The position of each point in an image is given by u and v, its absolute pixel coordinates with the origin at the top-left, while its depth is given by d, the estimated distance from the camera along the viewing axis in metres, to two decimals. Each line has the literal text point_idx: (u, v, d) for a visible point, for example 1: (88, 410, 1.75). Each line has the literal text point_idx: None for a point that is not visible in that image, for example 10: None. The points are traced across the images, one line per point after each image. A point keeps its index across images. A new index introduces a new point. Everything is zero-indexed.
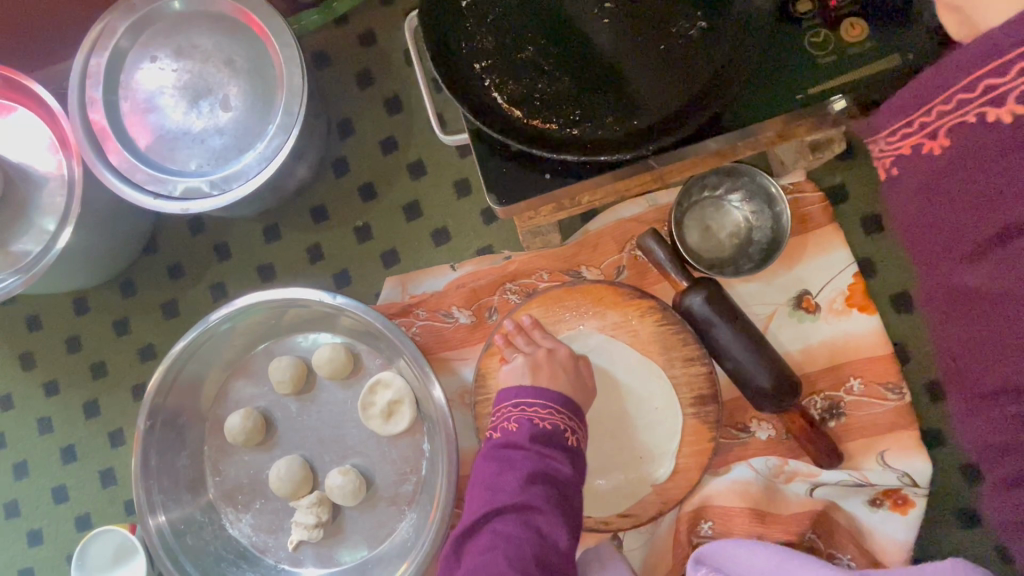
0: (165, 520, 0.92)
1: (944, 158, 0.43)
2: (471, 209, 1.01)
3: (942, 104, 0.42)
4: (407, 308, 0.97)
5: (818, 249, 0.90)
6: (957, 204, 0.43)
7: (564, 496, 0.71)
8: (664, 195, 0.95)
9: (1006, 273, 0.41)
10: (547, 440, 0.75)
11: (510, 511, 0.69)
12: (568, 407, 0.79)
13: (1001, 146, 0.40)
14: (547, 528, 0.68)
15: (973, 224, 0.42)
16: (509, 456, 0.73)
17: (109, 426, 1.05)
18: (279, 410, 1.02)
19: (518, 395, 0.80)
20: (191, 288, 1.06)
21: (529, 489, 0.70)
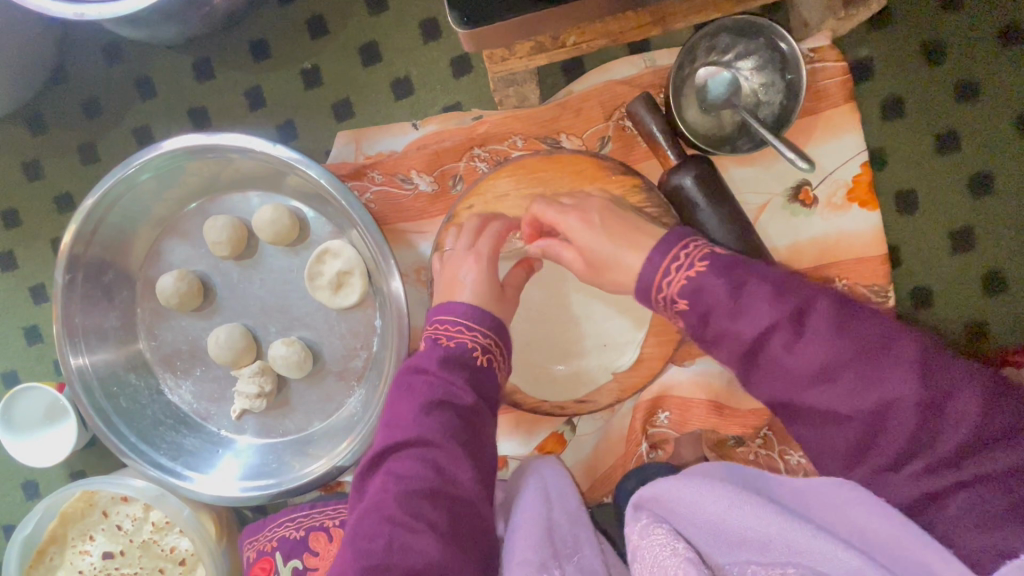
0: (87, 362, 0.88)
1: (687, 318, 0.54)
2: (438, 57, 0.87)
3: (668, 279, 0.56)
4: (360, 169, 0.85)
5: (828, 132, 0.79)
6: (719, 346, 0.53)
7: (467, 428, 0.61)
8: (664, 56, 0.82)
9: (782, 379, 0.49)
10: (451, 360, 0.64)
11: (409, 447, 0.59)
12: (483, 324, 0.69)
13: (716, 294, 0.51)
14: (447, 464, 0.58)
15: (733, 357, 0.52)
16: (409, 383, 0.63)
17: (29, 280, 0.95)
18: (218, 275, 0.92)
19: (433, 314, 0.70)
20: (112, 130, 0.92)
21: (427, 421, 0.60)
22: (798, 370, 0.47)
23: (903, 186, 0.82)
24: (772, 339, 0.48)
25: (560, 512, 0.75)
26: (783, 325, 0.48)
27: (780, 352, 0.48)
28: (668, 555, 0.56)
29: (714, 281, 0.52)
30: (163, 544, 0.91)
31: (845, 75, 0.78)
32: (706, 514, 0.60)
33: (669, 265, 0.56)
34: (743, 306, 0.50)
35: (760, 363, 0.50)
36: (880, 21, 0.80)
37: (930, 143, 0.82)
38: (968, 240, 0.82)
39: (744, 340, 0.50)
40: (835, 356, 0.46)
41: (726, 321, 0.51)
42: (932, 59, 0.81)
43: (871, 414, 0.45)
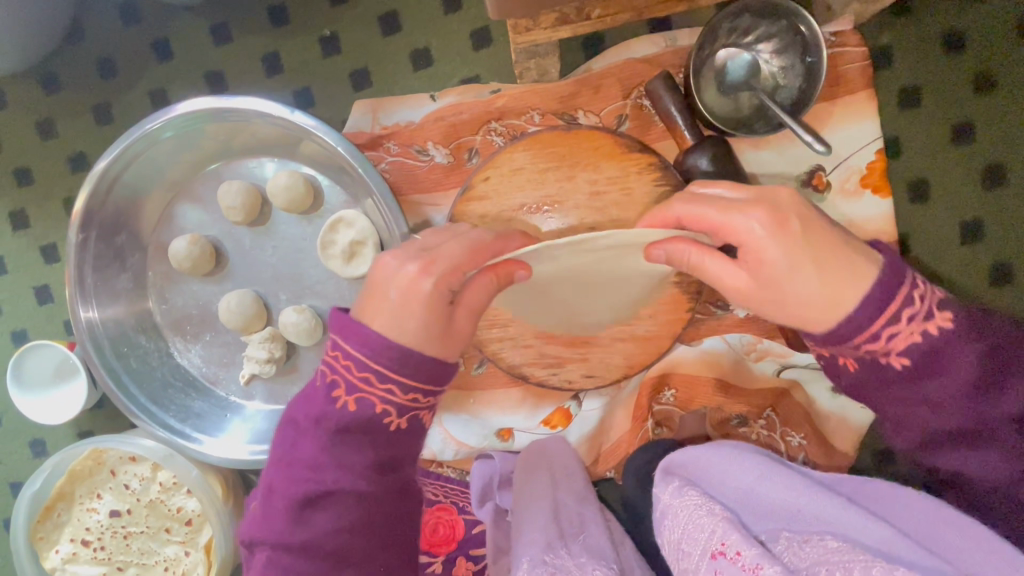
0: (98, 318, 0.88)
1: (866, 370, 0.53)
2: (459, 29, 0.87)
3: (870, 331, 0.52)
4: (377, 139, 0.85)
5: (846, 117, 0.80)
6: (913, 405, 0.53)
7: (370, 507, 0.57)
8: (686, 36, 0.82)
9: (983, 456, 0.51)
10: (351, 428, 0.57)
11: (300, 542, 0.56)
12: (399, 373, 0.56)
13: (943, 368, 0.50)
14: (349, 555, 0.57)
15: (933, 423, 0.52)
16: (294, 462, 0.57)
17: (41, 240, 0.95)
18: (230, 241, 0.93)
19: (330, 352, 0.58)
20: (128, 91, 0.91)
21: (312, 511, 0.57)
22: (999, 452, 0.50)
23: (916, 176, 0.83)
24: (997, 422, 0.50)
25: (566, 491, 0.77)
26: (988, 394, 0.50)
27: (1002, 437, 0.50)
28: (702, 516, 0.58)
29: (938, 341, 0.50)
30: (170, 504, 0.92)
31: (865, 61, 0.78)
32: (739, 483, 0.62)
33: (885, 300, 0.51)
34: (957, 370, 0.50)
35: (965, 436, 0.51)
36: (902, 8, 0.81)
37: (945, 134, 0.82)
38: (977, 232, 0.83)
39: (962, 415, 0.50)
40: None
41: (945, 390, 0.51)
42: (953, 49, 0.81)
43: None
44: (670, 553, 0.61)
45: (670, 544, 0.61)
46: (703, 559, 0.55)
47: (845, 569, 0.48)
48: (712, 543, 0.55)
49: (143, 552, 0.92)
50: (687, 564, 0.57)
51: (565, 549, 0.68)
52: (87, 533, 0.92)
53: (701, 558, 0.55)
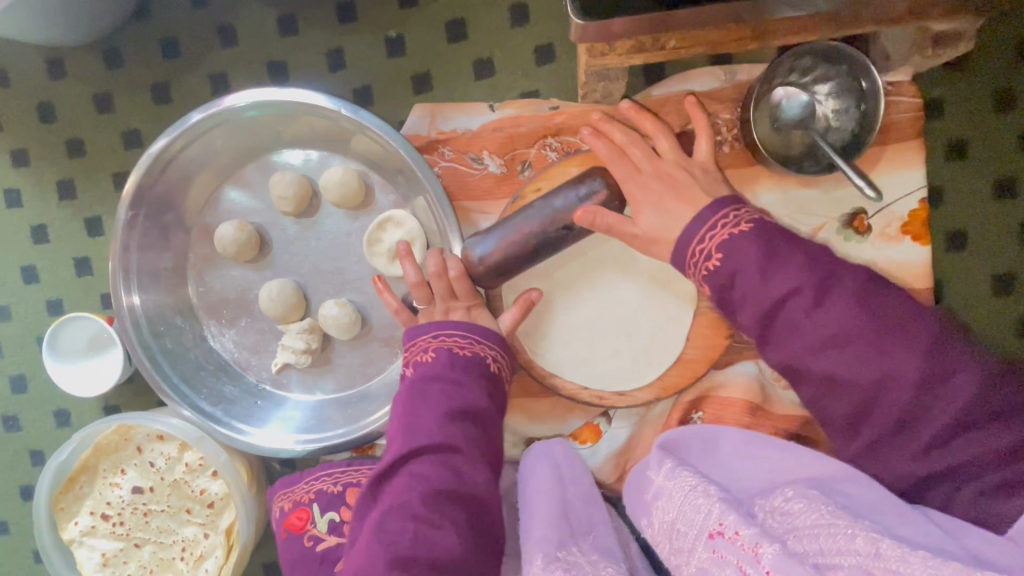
0: (139, 302, 0.89)
1: (716, 284, 0.65)
2: (523, 43, 0.88)
3: (704, 253, 0.66)
4: (433, 143, 0.87)
5: (893, 165, 0.82)
6: (750, 292, 0.61)
7: (485, 436, 0.71)
8: (745, 71, 0.85)
9: (795, 334, 0.59)
10: (466, 369, 0.73)
11: (428, 454, 0.67)
12: (491, 340, 0.77)
13: (759, 259, 0.61)
14: (464, 467, 0.67)
15: (769, 293, 0.60)
16: (423, 393, 0.72)
17: (86, 212, 0.95)
18: (275, 230, 0.93)
19: (437, 327, 0.77)
20: (188, 73, 0.92)
21: (447, 428, 0.68)
22: (819, 326, 0.57)
23: (954, 227, 0.85)
24: (798, 298, 0.58)
25: (573, 492, 0.78)
26: (807, 290, 0.58)
27: (800, 313, 0.58)
28: (698, 498, 0.62)
29: (750, 246, 0.62)
30: (194, 486, 0.92)
31: (919, 112, 0.80)
32: (727, 450, 0.71)
33: (709, 232, 0.66)
34: (777, 269, 0.60)
35: (788, 301, 0.59)
36: (957, 64, 0.83)
37: (987, 190, 0.84)
38: (1008, 284, 0.86)
39: (772, 292, 0.59)
40: (845, 320, 0.56)
41: (751, 283, 0.61)
42: (1002, 107, 0.83)
43: (880, 368, 0.55)
44: (663, 535, 0.66)
45: (663, 527, 0.66)
46: (700, 539, 0.60)
47: (827, 537, 0.54)
48: (709, 524, 0.60)
49: (162, 531, 0.93)
50: (682, 543, 0.62)
51: (576, 546, 0.69)
52: (108, 507, 0.93)
53: (699, 539, 0.60)
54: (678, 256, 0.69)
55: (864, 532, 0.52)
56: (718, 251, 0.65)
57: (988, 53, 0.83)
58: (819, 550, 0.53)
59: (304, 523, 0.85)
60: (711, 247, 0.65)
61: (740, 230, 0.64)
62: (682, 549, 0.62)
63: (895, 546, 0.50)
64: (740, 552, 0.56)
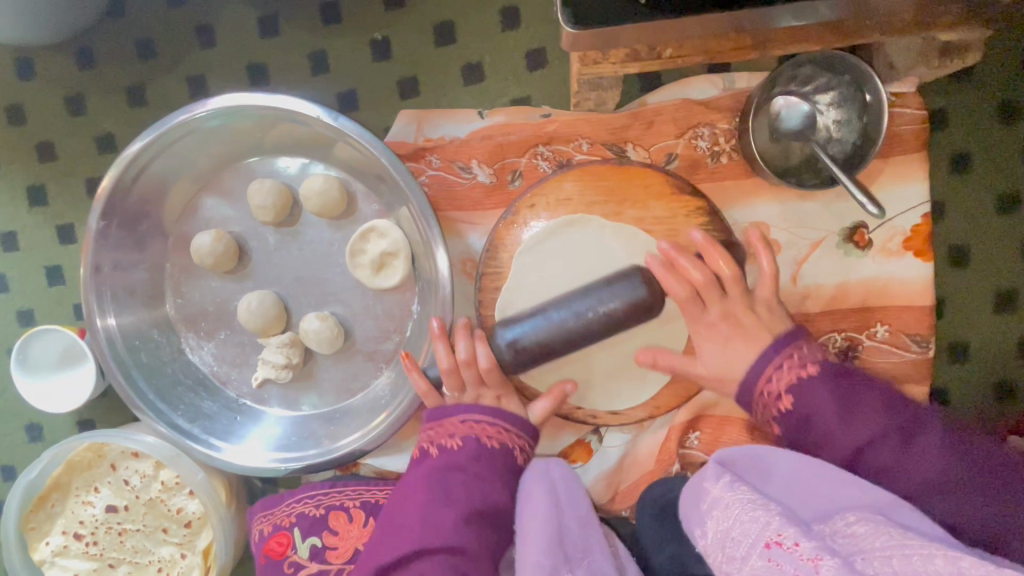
0: (115, 326, 0.86)
1: (801, 391, 0.65)
2: (514, 47, 0.85)
3: (775, 379, 0.68)
4: (419, 151, 0.83)
5: (895, 177, 0.79)
6: (848, 437, 0.63)
7: (493, 535, 0.67)
8: (743, 79, 0.81)
9: (923, 453, 0.60)
10: (494, 465, 0.71)
11: (438, 551, 0.61)
12: (520, 428, 0.75)
13: (839, 403, 0.64)
14: (473, 574, 0.61)
15: (868, 457, 0.63)
16: (445, 479, 0.68)
17: (58, 219, 0.91)
18: (255, 239, 0.90)
19: (466, 411, 0.73)
20: (164, 75, 0.88)
21: (465, 529, 0.64)
22: (922, 459, 0.60)
23: (956, 242, 0.83)
24: (881, 442, 0.62)
25: (570, 516, 0.72)
26: (890, 436, 0.62)
27: (885, 460, 0.61)
28: (756, 510, 0.59)
29: (822, 392, 0.64)
30: (171, 505, 0.89)
31: (922, 123, 0.77)
32: (784, 473, 0.65)
33: (770, 371, 0.68)
34: (854, 410, 0.63)
35: (881, 442, 0.62)
36: (962, 74, 0.80)
37: (990, 204, 0.82)
38: (1011, 301, 0.83)
39: (857, 439, 0.62)
40: (942, 450, 0.60)
41: (847, 431, 0.63)
42: (1007, 119, 0.81)
43: (975, 460, 0.59)
44: (709, 556, 0.60)
45: (715, 537, 0.60)
46: (755, 547, 0.56)
47: (900, 558, 0.51)
48: (766, 534, 0.56)
49: (137, 551, 0.90)
50: (733, 552, 0.57)
51: (569, 574, 0.66)
52: (81, 526, 0.89)
53: (753, 547, 0.56)
54: (744, 396, 0.70)
55: (942, 551, 0.49)
56: (773, 379, 0.67)
57: (992, 61, 0.80)
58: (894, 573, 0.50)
59: (284, 548, 0.82)
60: (773, 374, 0.68)
61: (810, 370, 0.66)
62: (734, 557, 0.57)
63: (977, 564, 0.47)
64: (799, 564, 0.52)
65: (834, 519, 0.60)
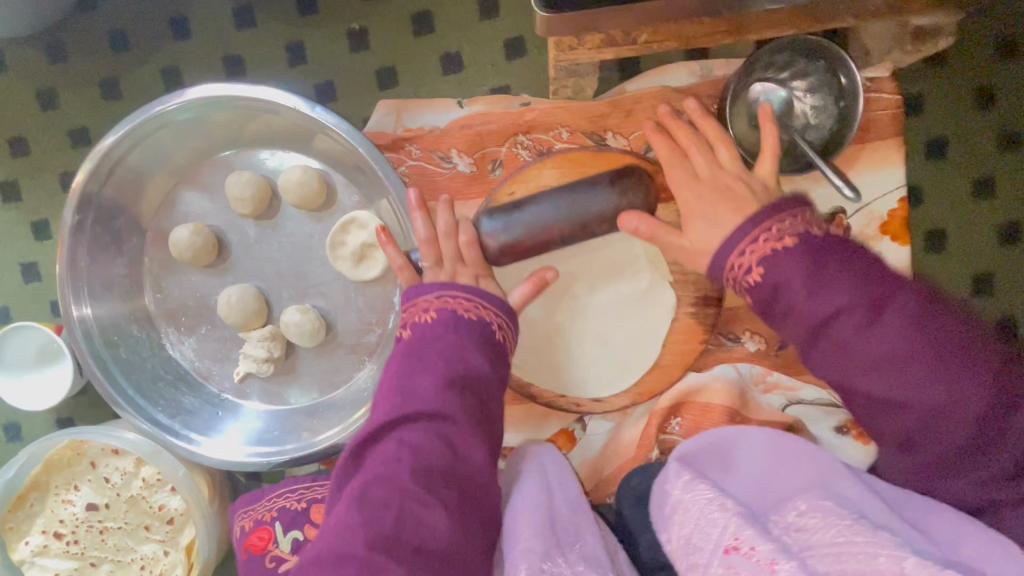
0: (90, 314, 0.85)
1: (776, 263, 0.54)
2: (492, 36, 0.85)
3: (756, 239, 0.57)
4: (398, 141, 0.83)
5: (873, 163, 0.80)
6: (816, 304, 0.52)
7: (476, 400, 0.62)
8: (722, 66, 0.82)
9: (874, 332, 0.50)
10: (471, 335, 0.66)
11: (420, 418, 0.59)
12: (500, 306, 0.70)
13: (844, 255, 0.54)
14: (458, 439, 0.58)
15: (812, 314, 0.52)
16: (420, 354, 0.64)
17: (32, 215, 0.90)
18: (234, 233, 0.89)
19: (442, 286, 0.70)
20: (138, 67, 0.87)
21: (443, 395, 0.60)
22: (889, 339, 0.50)
23: (933, 227, 0.84)
24: (844, 319, 0.51)
25: (561, 500, 0.72)
26: (860, 308, 0.51)
27: (851, 328, 0.51)
28: (715, 512, 0.62)
29: (796, 261, 0.54)
30: (152, 502, 0.88)
31: (898, 109, 0.78)
32: (748, 467, 0.71)
33: (745, 245, 0.57)
34: (824, 282, 0.52)
35: (874, 310, 0.51)
36: (936, 59, 0.81)
37: (967, 188, 0.83)
38: (987, 284, 0.84)
39: (811, 312, 0.52)
40: (906, 340, 0.50)
41: (805, 300, 0.53)
42: (981, 104, 0.82)
43: (940, 401, 0.49)
44: (677, 555, 0.63)
45: (678, 542, 0.63)
46: (714, 554, 0.59)
47: (852, 556, 0.53)
48: (725, 538, 0.59)
49: (119, 549, 0.89)
50: (697, 558, 0.60)
51: (562, 557, 0.64)
52: (61, 525, 0.88)
53: (713, 552, 0.59)
54: (715, 273, 0.61)
55: (888, 551, 0.52)
56: (769, 241, 0.56)
57: (967, 47, 0.81)
58: (842, 571, 0.52)
59: (266, 542, 0.82)
60: (771, 234, 0.56)
61: (786, 245, 0.55)
62: (697, 564, 0.60)
63: (921, 564, 0.49)
64: (756, 568, 0.55)
65: (784, 510, 0.63)
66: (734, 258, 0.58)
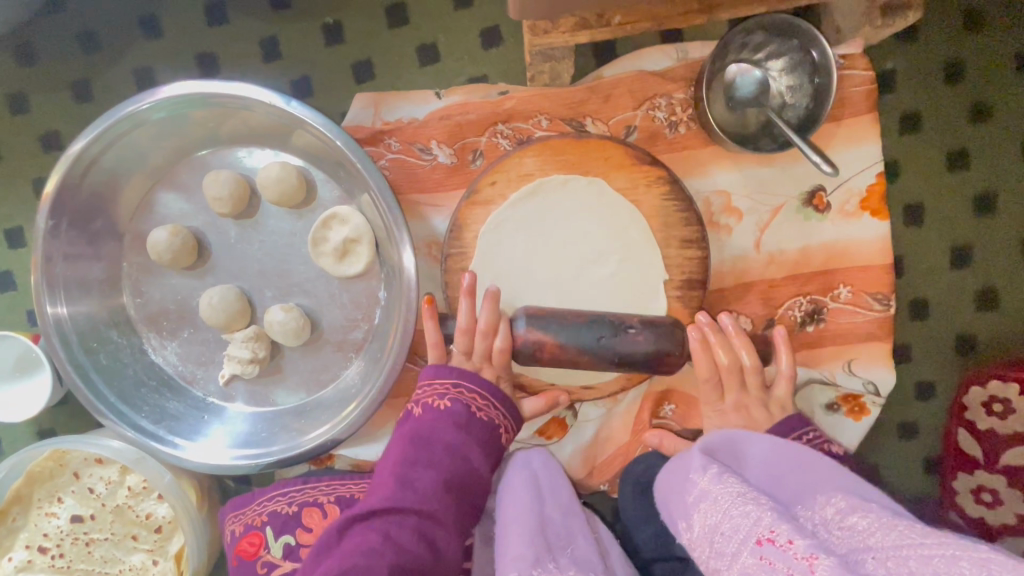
0: (66, 314, 0.83)
1: (792, 449, 0.63)
2: (468, 27, 0.84)
3: (749, 435, 0.67)
4: (377, 134, 0.82)
5: (849, 140, 0.81)
6: (846, 471, 0.59)
7: (461, 509, 0.65)
8: (698, 49, 0.82)
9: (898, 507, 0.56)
10: (479, 435, 0.69)
11: (410, 515, 0.61)
12: (500, 398, 0.72)
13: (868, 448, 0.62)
14: (439, 540, 0.61)
15: (873, 473, 0.59)
16: (424, 441, 0.67)
17: (5, 223, 0.88)
18: (214, 234, 0.87)
19: (454, 372, 0.73)
20: (109, 68, 0.86)
21: (434, 497, 0.63)
22: (911, 497, 0.56)
23: (911, 200, 0.85)
24: (864, 479, 0.58)
25: (552, 505, 0.72)
26: (879, 481, 0.58)
27: (877, 484, 0.58)
28: (747, 505, 0.56)
29: (801, 446, 0.63)
30: (139, 510, 0.86)
31: (870, 85, 0.79)
32: (759, 460, 0.65)
33: (756, 428, 0.67)
34: (839, 452, 0.61)
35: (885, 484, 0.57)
36: (905, 35, 0.82)
37: (942, 161, 0.84)
38: (966, 256, 0.85)
39: (835, 472, 0.59)
40: (923, 502, 0.55)
41: (869, 483, 0.58)
42: (952, 78, 0.83)
43: None
44: (699, 552, 0.58)
45: (702, 532, 0.58)
46: (745, 545, 0.53)
47: (898, 560, 0.45)
48: (758, 529, 0.53)
49: (106, 561, 0.87)
50: (723, 548, 0.55)
51: (554, 563, 0.63)
52: (45, 539, 0.86)
53: (744, 544, 0.53)
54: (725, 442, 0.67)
55: (961, 552, 0.43)
56: (782, 427, 0.66)
57: (936, 22, 0.82)
58: (898, 574, 0.45)
59: (257, 548, 0.80)
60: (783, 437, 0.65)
61: (800, 426, 0.66)
62: (723, 554, 0.55)
63: (1006, 564, 0.40)
64: (792, 561, 0.48)
65: (817, 505, 0.57)
66: (756, 437, 0.67)
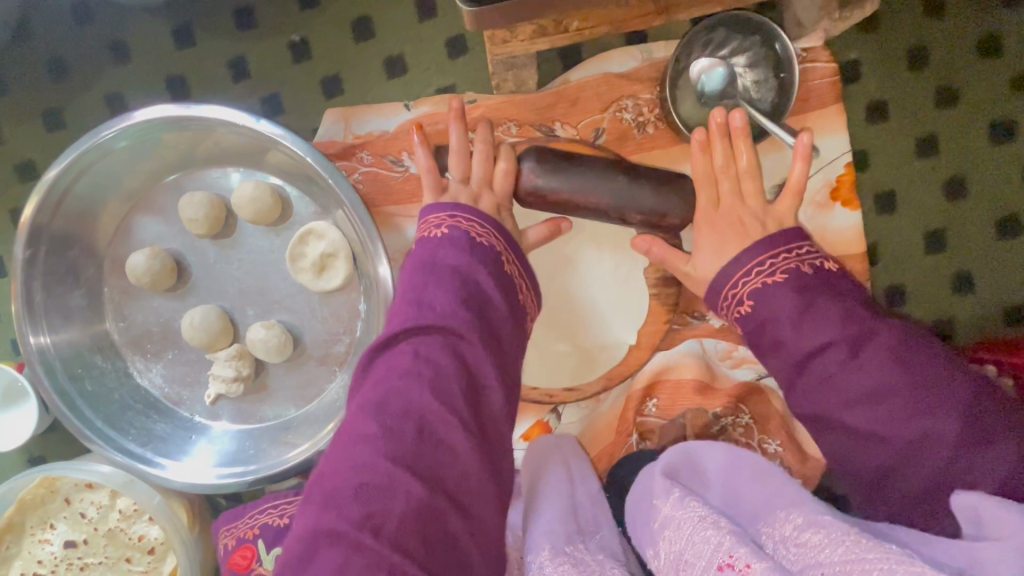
0: (48, 342, 0.83)
1: (766, 292, 0.60)
2: (434, 37, 0.85)
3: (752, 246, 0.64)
4: (349, 149, 0.83)
5: (816, 132, 0.81)
6: (821, 323, 0.56)
7: (490, 331, 0.57)
8: (662, 49, 0.83)
9: (859, 396, 0.53)
10: (483, 257, 0.62)
11: (433, 333, 0.54)
12: (511, 248, 0.67)
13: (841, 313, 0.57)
14: (473, 358, 0.54)
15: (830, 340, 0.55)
16: (431, 267, 0.60)
17: None
18: (193, 254, 0.88)
19: (455, 207, 0.67)
20: (81, 95, 0.87)
21: (442, 307, 0.56)
22: (870, 378, 0.53)
23: (883, 188, 0.85)
24: (829, 361, 0.55)
25: (582, 492, 0.78)
26: (841, 345, 0.54)
27: (831, 373, 0.55)
28: (707, 530, 0.59)
29: (785, 296, 0.58)
30: (131, 533, 0.87)
31: (835, 77, 0.79)
32: (716, 474, 0.69)
33: (741, 273, 0.62)
34: (811, 322, 0.56)
35: (856, 410, 0.54)
36: (868, 25, 0.83)
37: (910, 148, 0.84)
38: (941, 241, 0.86)
39: (800, 353, 0.56)
40: (880, 386, 0.53)
41: (850, 379, 0.54)
42: (917, 65, 0.83)
43: (926, 421, 0.51)
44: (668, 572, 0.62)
45: (669, 557, 0.62)
46: (708, 571, 0.56)
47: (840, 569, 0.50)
48: (719, 556, 0.55)
49: None
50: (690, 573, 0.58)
51: (583, 543, 0.70)
52: (40, 566, 0.87)
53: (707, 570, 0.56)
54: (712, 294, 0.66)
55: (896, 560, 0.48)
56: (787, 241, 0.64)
57: (899, 10, 0.83)
58: None
59: (249, 561, 0.81)
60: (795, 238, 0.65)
61: (780, 280, 0.60)
62: None
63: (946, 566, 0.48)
64: None
65: (778, 522, 0.60)
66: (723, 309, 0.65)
